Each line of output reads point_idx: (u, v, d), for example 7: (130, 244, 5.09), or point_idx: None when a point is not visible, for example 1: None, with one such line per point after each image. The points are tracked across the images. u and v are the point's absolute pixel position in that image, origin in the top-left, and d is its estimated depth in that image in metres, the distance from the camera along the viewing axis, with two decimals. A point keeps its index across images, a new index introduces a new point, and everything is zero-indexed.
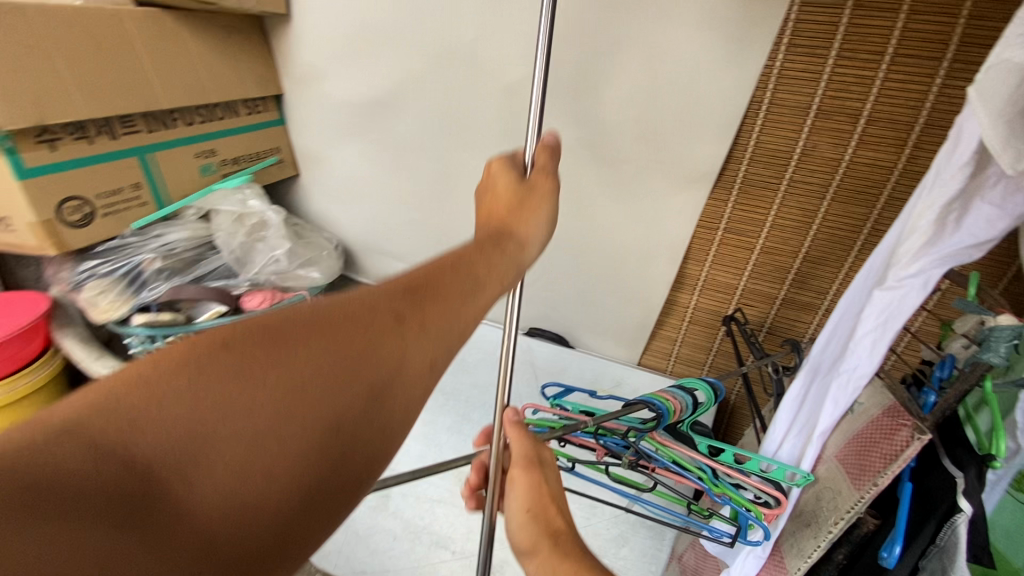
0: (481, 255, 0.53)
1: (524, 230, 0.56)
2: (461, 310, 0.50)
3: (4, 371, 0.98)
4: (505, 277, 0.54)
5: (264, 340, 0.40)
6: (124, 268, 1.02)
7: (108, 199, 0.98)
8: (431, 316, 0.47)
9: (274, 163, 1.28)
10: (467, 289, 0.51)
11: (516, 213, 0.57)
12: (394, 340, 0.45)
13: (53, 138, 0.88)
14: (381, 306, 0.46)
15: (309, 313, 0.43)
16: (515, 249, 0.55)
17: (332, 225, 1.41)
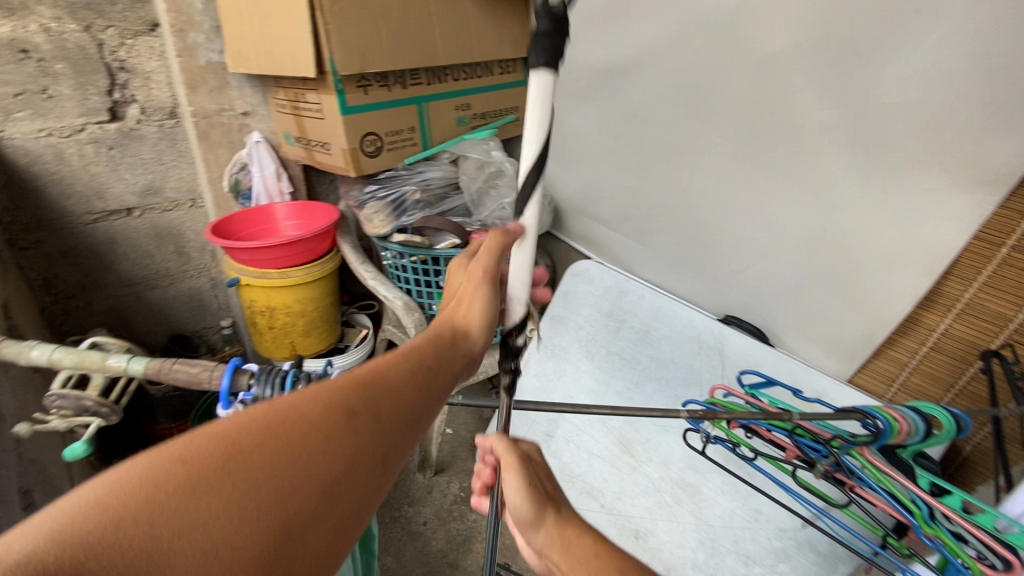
0: (429, 356, 0.59)
1: (467, 321, 0.66)
2: (418, 405, 0.53)
3: (305, 260, 1.27)
4: (456, 365, 0.62)
5: (250, 440, 0.40)
6: (393, 195, 1.23)
7: (392, 137, 1.22)
8: (399, 402, 0.51)
9: (511, 120, 1.44)
10: (421, 379, 0.55)
11: (460, 315, 0.67)
12: (371, 429, 0.47)
13: (367, 84, 1.12)
14: (337, 400, 0.46)
15: (279, 415, 0.42)
16: (461, 341, 0.65)
17: (548, 183, 1.52)
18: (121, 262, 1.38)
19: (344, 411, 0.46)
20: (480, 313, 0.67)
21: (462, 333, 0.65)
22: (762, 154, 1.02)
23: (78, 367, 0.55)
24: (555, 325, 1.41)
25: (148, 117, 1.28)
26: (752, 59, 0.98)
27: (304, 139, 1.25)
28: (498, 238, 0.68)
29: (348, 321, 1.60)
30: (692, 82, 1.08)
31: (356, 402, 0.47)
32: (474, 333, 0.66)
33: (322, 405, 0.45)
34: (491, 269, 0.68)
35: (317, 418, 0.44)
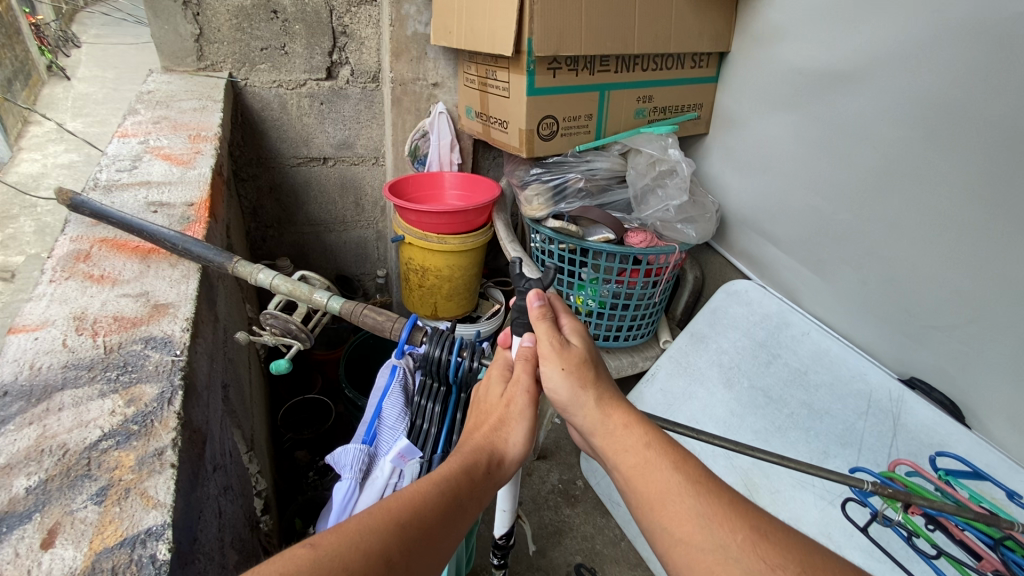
0: (464, 481, 0.49)
1: (505, 445, 0.55)
2: (451, 538, 0.44)
3: (462, 230, 1.33)
4: (484, 498, 0.51)
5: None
6: (557, 181, 1.24)
7: (569, 123, 1.21)
8: (436, 541, 0.42)
9: (692, 118, 1.35)
10: (458, 503, 0.47)
11: (496, 434, 0.55)
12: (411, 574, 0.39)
13: (557, 67, 1.12)
14: (378, 542, 0.38)
15: (320, 559, 0.34)
16: (493, 469, 0.53)
17: (719, 191, 1.40)
18: (311, 205, 1.57)
19: (383, 561, 0.37)
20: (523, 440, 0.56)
21: (496, 462, 0.54)
22: (1014, 195, 0.83)
23: (288, 294, 0.63)
24: (694, 341, 1.32)
25: (355, 78, 1.42)
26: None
27: (484, 114, 1.30)
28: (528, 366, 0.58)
29: (483, 294, 1.65)
30: (934, 98, 0.91)
31: (396, 546, 0.38)
32: (509, 463, 0.56)
33: (367, 549, 0.37)
34: (531, 397, 0.57)
35: (361, 561, 0.36)
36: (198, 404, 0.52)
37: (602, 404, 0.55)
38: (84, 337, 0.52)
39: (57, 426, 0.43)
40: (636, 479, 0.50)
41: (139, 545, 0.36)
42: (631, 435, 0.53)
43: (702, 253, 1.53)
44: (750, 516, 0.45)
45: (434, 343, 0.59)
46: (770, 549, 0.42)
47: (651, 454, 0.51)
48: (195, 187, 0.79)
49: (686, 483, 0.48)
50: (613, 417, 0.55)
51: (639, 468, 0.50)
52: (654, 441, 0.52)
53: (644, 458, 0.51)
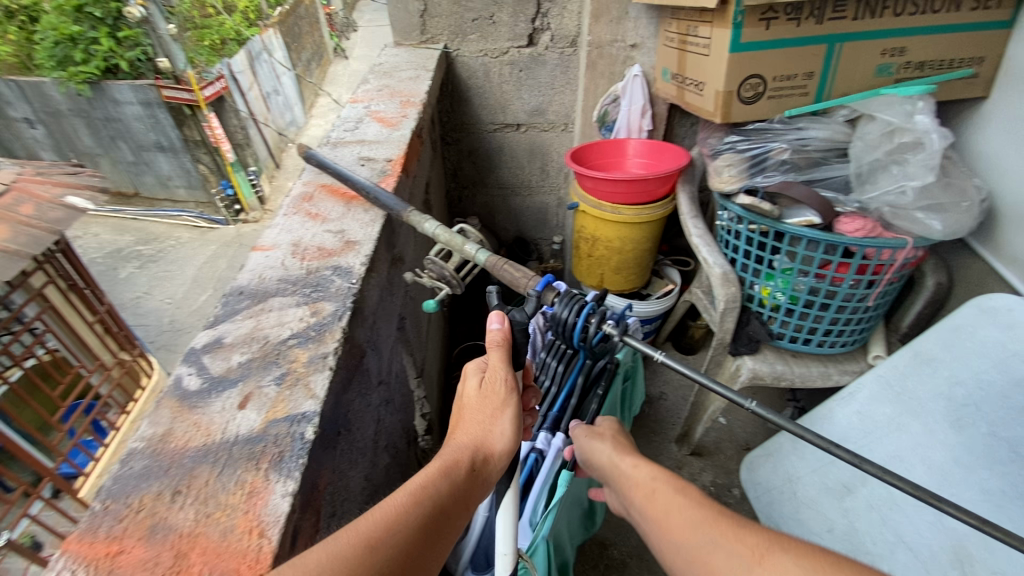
0: (445, 485, 0.45)
1: (491, 441, 0.51)
2: (436, 547, 0.41)
3: (640, 201, 1.27)
4: (474, 497, 0.47)
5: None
6: (757, 150, 1.07)
7: (780, 83, 1.04)
8: (413, 554, 0.39)
9: (967, 75, 1.03)
10: (441, 513, 0.43)
11: (481, 428, 0.52)
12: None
13: (772, 17, 0.96)
14: (340, 569, 0.35)
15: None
16: (484, 466, 0.49)
17: (996, 173, 1.05)
18: (502, 168, 1.68)
19: None
20: (510, 429, 0.52)
21: (483, 457, 0.50)
22: None
23: (447, 244, 0.69)
24: (918, 363, 1.05)
25: (554, 44, 1.44)
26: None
27: (680, 76, 1.19)
28: (502, 350, 0.56)
29: (657, 272, 1.57)
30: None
31: (360, 573, 0.35)
32: (499, 454, 0.51)
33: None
34: (510, 383, 0.55)
35: None
36: (363, 325, 0.62)
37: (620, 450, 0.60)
38: (296, 260, 0.66)
39: (266, 322, 0.57)
40: (650, 512, 0.52)
41: (295, 423, 0.46)
42: (640, 473, 0.56)
43: (953, 254, 1.18)
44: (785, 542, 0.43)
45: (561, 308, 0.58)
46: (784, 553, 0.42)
47: (658, 484, 0.54)
48: (396, 145, 0.92)
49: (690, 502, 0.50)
50: (627, 460, 0.59)
51: (649, 497, 0.53)
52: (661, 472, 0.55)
53: (653, 491, 0.53)
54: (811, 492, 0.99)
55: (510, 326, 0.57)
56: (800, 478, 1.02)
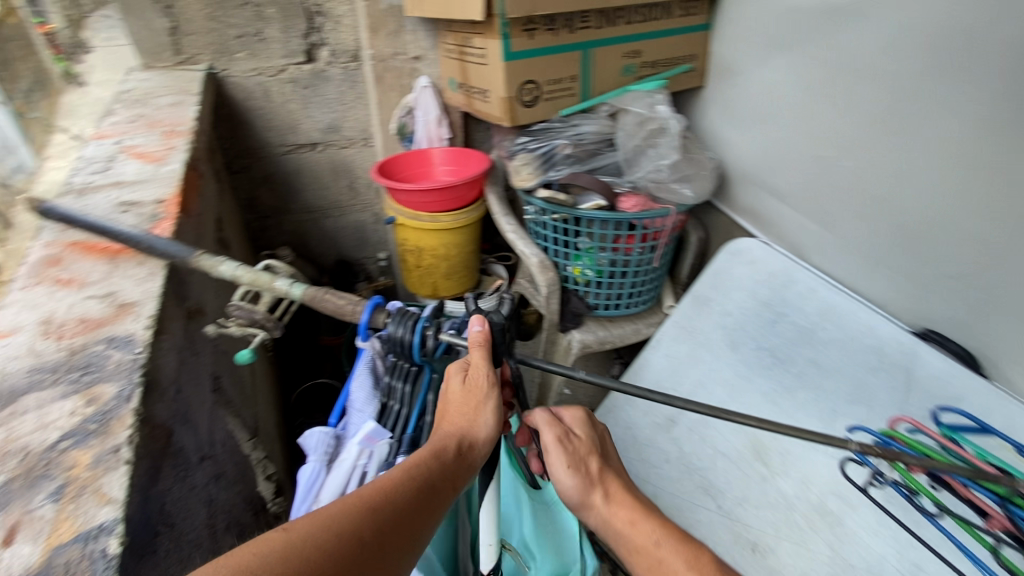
0: (434, 468, 0.48)
1: (476, 429, 0.53)
2: (428, 515, 0.45)
3: (453, 206, 1.31)
4: (461, 481, 0.50)
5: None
6: (544, 148, 1.19)
7: (552, 86, 1.16)
8: (408, 521, 0.43)
9: (685, 71, 1.28)
10: (431, 489, 0.47)
11: (470, 418, 0.54)
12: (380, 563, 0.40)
13: (533, 28, 1.07)
14: (350, 522, 0.40)
15: (283, 549, 0.36)
16: (469, 452, 0.52)
17: (718, 146, 1.34)
18: (305, 191, 1.57)
19: (352, 543, 0.39)
20: (493, 420, 0.54)
21: (469, 444, 0.52)
22: None
23: (252, 285, 0.63)
24: (698, 305, 1.27)
25: (335, 59, 1.39)
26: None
27: (466, 85, 1.26)
28: (483, 350, 0.55)
29: (484, 270, 1.64)
30: (946, 29, 0.83)
31: (365, 530, 0.40)
32: (484, 441, 0.53)
33: (332, 532, 0.38)
34: (495, 378, 0.55)
35: (330, 544, 0.38)
36: (163, 399, 0.52)
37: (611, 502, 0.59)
38: (50, 342, 0.53)
39: (20, 430, 0.45)
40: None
41: (91, 540, 0.37)
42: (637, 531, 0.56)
43: (705, 214, 1.47)
44: None
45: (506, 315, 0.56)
46: None
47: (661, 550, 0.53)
48: (165, 183, 0.79)
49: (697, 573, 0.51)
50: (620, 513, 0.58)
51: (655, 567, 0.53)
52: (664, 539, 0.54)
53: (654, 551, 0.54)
54: (645, 434, 1.13)
55: (493, 329, 0.56)
56: (636, 424, 1.15)
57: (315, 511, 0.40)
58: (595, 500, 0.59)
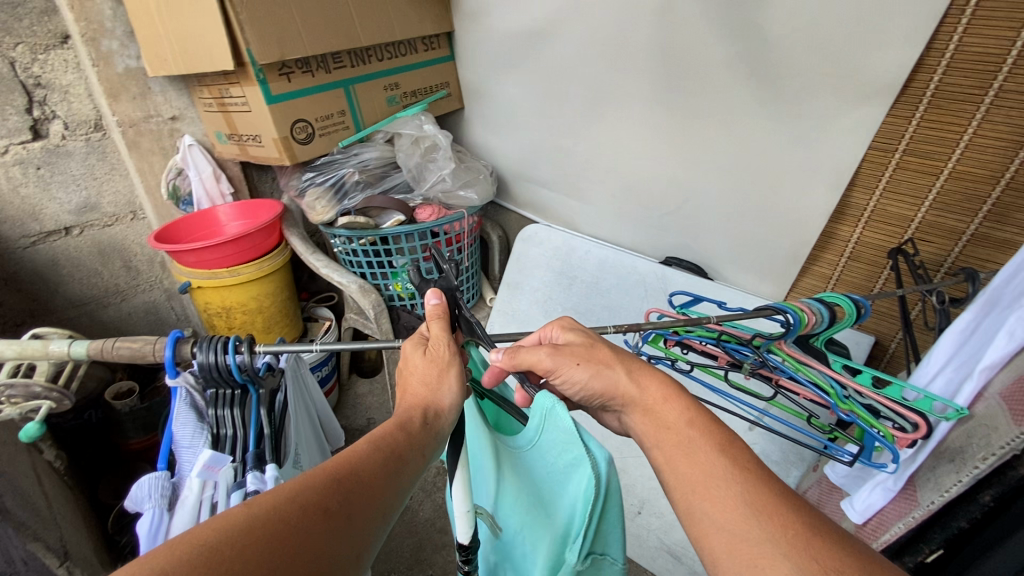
0: (399, 438, 0.54)
1: (439, 400, 0.60)
2: (391, 482, 0.50)
3: (253, 254, 1.29)
4: (425, 449, 0.56)
5: (223, 550, 0.36)
6: (331, 180, 1.26)
7: (323, 122, 1.23)
8: (374, 487, 0.48)
9: (443, 96, 1.46)
10: (394, 457, 0.52)
11: (431, 389, 0.61)
12: (351, 528, 0.44)
13: (289, 71, 1.12)
14: (320, 490, 0.43)
15: (255, 516, 0.39)
16: (433, 421, 0.58)
17: (489, 154, 1.54)
18: (68, 284, 1.36)
19: (320, 511, 0.42)
20: (455, 388, 0.61)
21: (434, 412, 0.59)
22: (686, 100, 1.08)
23: (21, 356, 0.57)
24: (512, 290, 1.48)
25: (72, 132, 1.26)
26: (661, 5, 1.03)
27: (235, 135, 1.25)
28: (442, 322, 0.64)
29: (310, 315, 1.60)
30: (613, 37, 1.12)
31: (330, 500, 0.43)
32: (448, 410, 0.60)
33: (298, 502, 0.41)
34: (453, 350, 0.63)
35: (295, 514, 0.41)
36: None
37: (634, 376, 0.59)
38: None
39: None
40: (679, 461, 0.50)
41: None
42: (671, 412, 0.54)
43: (498, 215, 1.66)
44: (796, 505, 0.44)
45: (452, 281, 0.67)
46: (822, 547, 0.41)
47: (693, 431, 0.52)
48: None
49: (733, 470, 0.47)
50: (652, 392, 0.57)
51: (689, 455, 0.49)
52: (695, 419, 0.53)
53: (685, 441, 0.51)
54: None
55: (447, 301, 0.64)
56: None
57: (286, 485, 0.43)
58: (619, 379, 0.59)
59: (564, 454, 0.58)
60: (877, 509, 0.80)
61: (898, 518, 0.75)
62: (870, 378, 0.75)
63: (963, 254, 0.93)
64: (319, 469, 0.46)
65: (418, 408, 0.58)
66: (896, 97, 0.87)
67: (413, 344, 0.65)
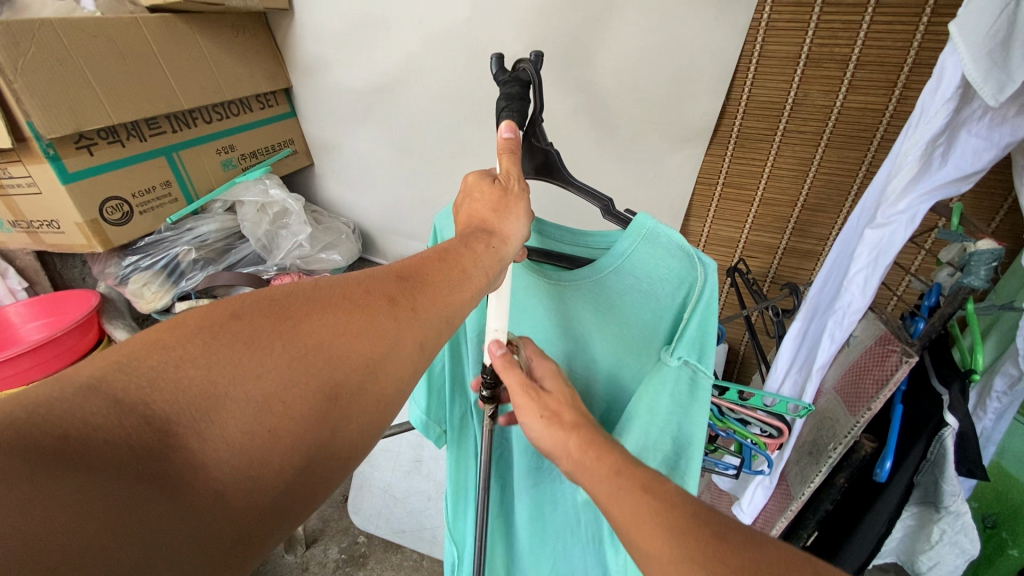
0: (464, 252, 0.52)
1: (502, 227, 0.55)
2: (452, 289, 0.51)
3: (65, 361, 1.07)
4: (490, 272, 0.53)
5: (291, 306, 0.44)
6: (163, 260, 1.11)
7: (143, 197, 1.06)
8: (436, 289, 0.50)
9: (288, 154, 1.35)
10: (460, 271, 0.51)
11: (498, 216, 0.55)
12: (412, 321, 0.47)
13: (89, 143, 0.95)
14: (388, 278, 0.49)
15: (324, 284, 0.47)
16: (498, 246, 0.54)
17: (350, 210, 1.47)
18: None
19: (386, 299, 0.47)
20: (520, 228, 0.57)
21: (499, 241, 0.55)
22: None
23: None
24: None
25: None
26: (504, 63, 1.07)
27: (20, 220, 1.02)
28: (513, 154, 0.57)
29: None
30: (462, 92, 1.14)
31: (394, 291, 0.48)
32: (512, 244, 0.56)
33: (364, 288, 0.47)
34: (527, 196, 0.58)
35: (361, 290, 0.47)
36: None
37: None
38: None
39: None
40: None
41: None
42: None
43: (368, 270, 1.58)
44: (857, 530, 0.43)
45: (534, 72, 0.60)
46: None
47: None
48: None
49: None
50: None
51: None
52: None
53: None
54: None
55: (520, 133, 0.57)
56: None
57: (361, 272, 0.50)
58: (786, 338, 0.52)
59: (654, 270, 0.61)
60: (761, 508, 0.88)
61: (780, 514, 0.83)
62: (737, 393, 0.77)
63: (779, 265, 1.11)
64: (391, 265, 0.51)
65: (478, 231, 0.54)
66: (710, 138, 1.00)
67: (476, 175, 0.58)
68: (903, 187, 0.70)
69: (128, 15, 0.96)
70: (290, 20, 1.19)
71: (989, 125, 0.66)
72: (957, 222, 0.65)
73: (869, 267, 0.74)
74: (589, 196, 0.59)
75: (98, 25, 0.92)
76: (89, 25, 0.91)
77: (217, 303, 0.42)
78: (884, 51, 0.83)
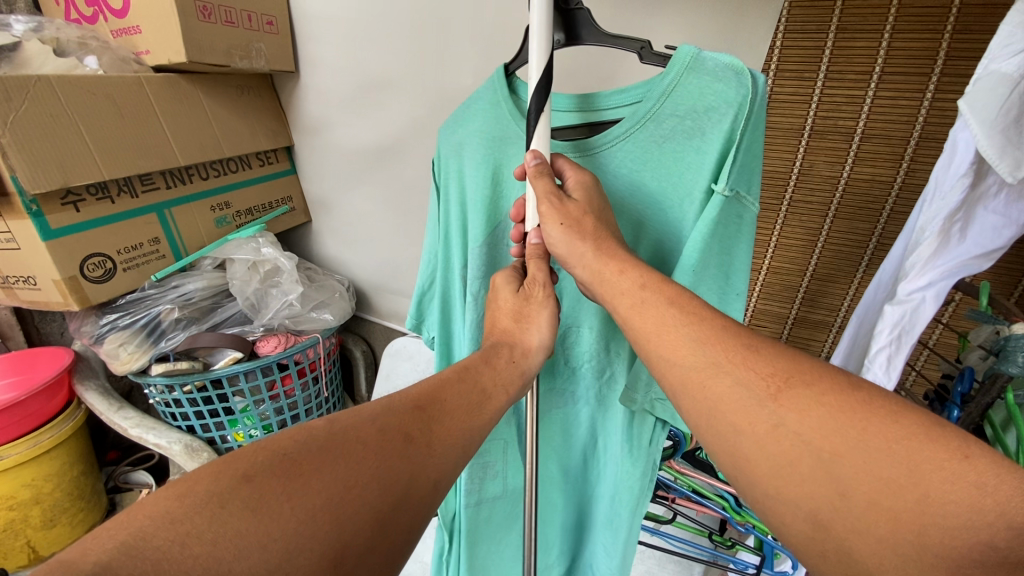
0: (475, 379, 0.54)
1: (525, 339, 0.61)
2: (464, 418, 0.50)
3: (24, 428, 1.01)
4: (510, 386, 0.57)
5: (309, 450, 0.39)
6: (143, 320, 1.04)
7: (128, 254, 1.02)
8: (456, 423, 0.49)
9: (286, 211, 1.33)
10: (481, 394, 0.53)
11: (519, 325, 0.61)
12: (431, 456, 0.45)
13: (76, 199, 0.92)
14: (406, 405, 0.47)
15: (335, 427, 0.42)
16: (521, 359, 0.59)
17: (346, 267, 1.43)
18: None
19: (405, 433, 0.44)
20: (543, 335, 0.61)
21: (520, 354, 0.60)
22: None
23: None
24: None
25: None
26: None
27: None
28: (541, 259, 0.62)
29: (122, 483, 1.29)
30: None
31: (414, 426, 0.46)
32: (535, 351, 0.61)
33: (382, 423, 0.44)
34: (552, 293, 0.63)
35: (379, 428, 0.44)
36: None
37: None
38: None
39: None
40: None
41: None
42: None
43: (361, 328, 1.53)
44: None
45: None
46: None
47: None
48: None
49: None
50: None
51: None
52: None
53: None
54: None
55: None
56: None
57: (370, 403, 0.46)
58: None
59: (698, 102, 0.56)
60: None
61: None
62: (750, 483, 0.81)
63: (790, 334, 1.06)
64: (402, 391, 0.50)
65: (501, 344, 0.60)
66: None
67: (505, 278, 0.65)
68: (924, 262, 0.66)
69: (132, 75, 0.96)
70: (296, 82, 1.21)
71: (1006, 201, 0.64)
72: (984, 301, 0.62)
73: (891, 348, 0.69)
74: (625, 40, 0.55)
75: (98, 83, 0.91)
76: (89, 82, 0.90)
77: (229, 461, 0.37)
78: (888, 125, 0.83)
